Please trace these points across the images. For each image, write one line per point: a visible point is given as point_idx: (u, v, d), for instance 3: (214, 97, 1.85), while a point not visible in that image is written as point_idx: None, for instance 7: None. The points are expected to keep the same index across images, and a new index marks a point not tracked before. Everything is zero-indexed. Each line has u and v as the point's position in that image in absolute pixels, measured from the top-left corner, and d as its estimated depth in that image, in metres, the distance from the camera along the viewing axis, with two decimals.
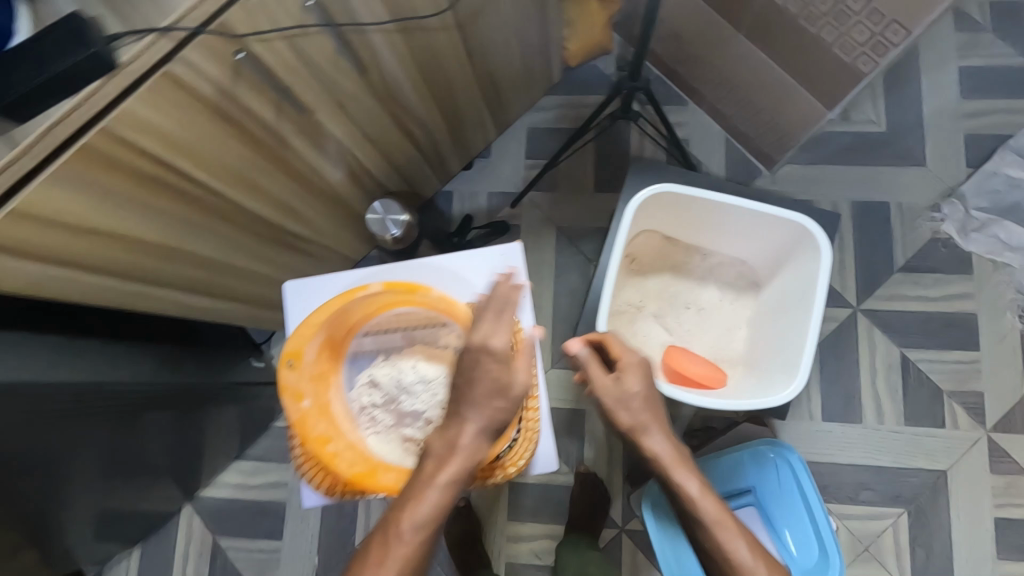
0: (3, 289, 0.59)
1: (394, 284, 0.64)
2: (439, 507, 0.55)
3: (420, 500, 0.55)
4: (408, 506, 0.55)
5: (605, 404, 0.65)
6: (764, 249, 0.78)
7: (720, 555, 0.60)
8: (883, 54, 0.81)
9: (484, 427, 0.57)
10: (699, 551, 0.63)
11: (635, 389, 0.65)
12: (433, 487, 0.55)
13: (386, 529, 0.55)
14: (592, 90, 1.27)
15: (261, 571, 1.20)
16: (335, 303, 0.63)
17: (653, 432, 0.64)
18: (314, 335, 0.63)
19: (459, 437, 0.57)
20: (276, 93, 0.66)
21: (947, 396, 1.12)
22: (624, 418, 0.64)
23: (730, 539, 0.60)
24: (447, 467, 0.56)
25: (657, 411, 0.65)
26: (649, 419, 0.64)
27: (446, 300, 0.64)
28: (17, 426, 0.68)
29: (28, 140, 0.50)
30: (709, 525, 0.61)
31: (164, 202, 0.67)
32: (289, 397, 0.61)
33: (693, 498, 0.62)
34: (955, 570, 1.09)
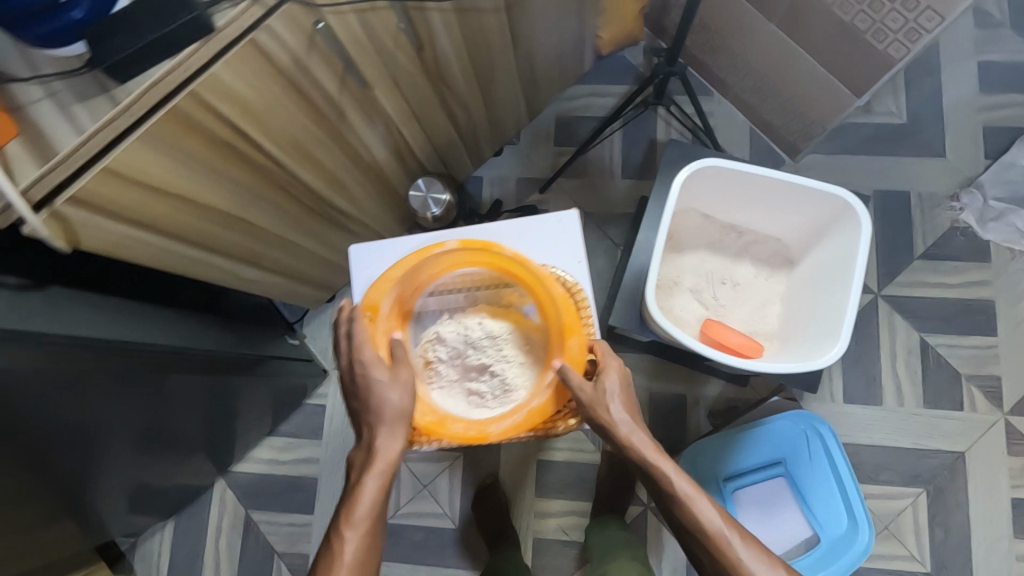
0: (86, 245, 0.62)
1: (469, 242, 0.69)
2: (373, 508, 0.58)
3: (360, 502, 0.58)
4: (353, 511, 0.58)
5: (584, 405, 0.63)
6: (800, 225, 0.82)
7: (699, 530, 0.61)
8: (916, 41, 0.84)
9: (390, 419, 0.61)
10: (680, 529, 0.63)
11: (614, 384, 0.64)
12: (367, 483, 0.59)
13: (335, 531, 0.57)
14: (621, 80, 1.30)
15: (294, 543, 1.23)
16: (411, 258, 0.68)
17: (625, 421, 0.63)
18: (389, 289, 0.68)
19: (383, 444, 0.60)
20: (343, 66, 0.69)
21: (965, 379, 1.16)
22: (600, 411, 0.63)
23: (706, 513, 0.61)
24: (373, 471, 0.59)
25: (627, 402, 0.64)
26: (620, 409, 0.63)
27: (520, 259, 0.69)
28: (97, 388, 0.70)
29: (128, 99, 0.53)
30: (683, 500, 0.61)
31: (234, 170, 0.70)
32: (364, 347, 0.66)
33: (668, 479, 0.62)
34: (972, 549, 1.11)
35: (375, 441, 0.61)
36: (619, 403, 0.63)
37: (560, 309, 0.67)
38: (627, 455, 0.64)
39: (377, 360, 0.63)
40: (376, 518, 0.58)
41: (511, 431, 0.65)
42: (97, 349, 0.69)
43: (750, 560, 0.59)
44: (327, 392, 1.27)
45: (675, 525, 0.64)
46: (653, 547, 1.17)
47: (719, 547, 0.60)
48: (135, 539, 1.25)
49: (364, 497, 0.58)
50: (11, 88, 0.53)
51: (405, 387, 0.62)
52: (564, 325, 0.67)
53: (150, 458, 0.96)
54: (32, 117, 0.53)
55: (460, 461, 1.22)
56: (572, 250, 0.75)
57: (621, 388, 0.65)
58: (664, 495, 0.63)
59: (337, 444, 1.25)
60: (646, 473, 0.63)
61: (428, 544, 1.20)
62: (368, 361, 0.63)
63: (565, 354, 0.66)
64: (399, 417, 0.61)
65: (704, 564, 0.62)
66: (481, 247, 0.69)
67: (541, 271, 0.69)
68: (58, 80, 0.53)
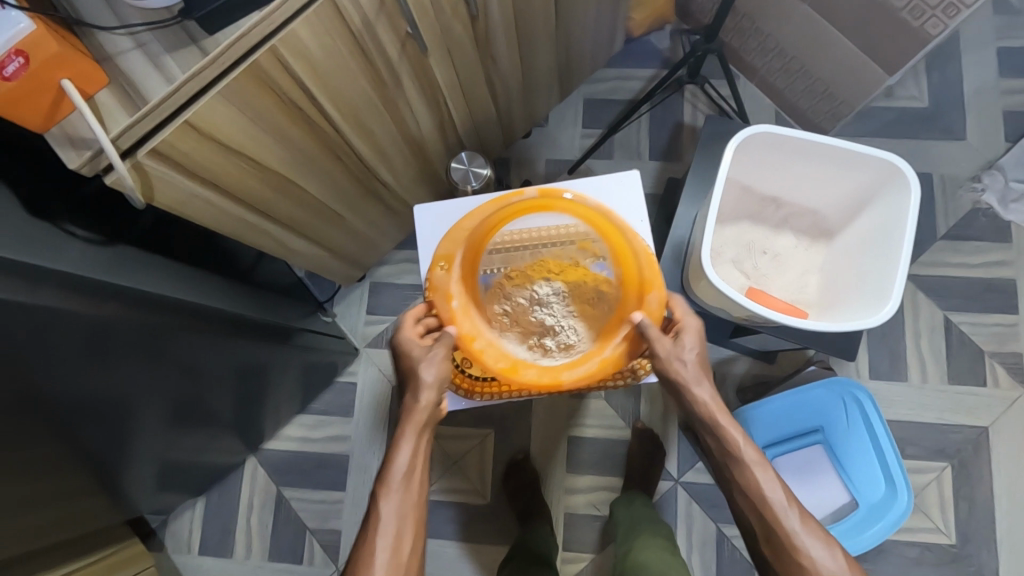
0: (160, 201, 0.63)
1: (542, 193, 0.77)
2: (407, 470, 0.61)
3: (394, 462, 0.62)
4: (389, 472, 0.61)
5: (659, 358, 0.68)
6: (842, 197, 0.85)
7: (758, 496, 0.65)
8: (954, 15, 0.86)
9: (426, 388, 0.66)
10: (736, 494, 0.67)
11: (688, 346, 0.69)
12: (402, 444, 0.63)
13: (372, 493, 0.61)
14: (648, 64, 1.32)
15: (326, 519, 1.24)
16: (489, 207, 0.77)
17: (697, 380, 0.68)
18: (462, 239, 0.76)
19: (419, 411, 0.65)
20: (406, 30, 0.71)
21: (988, 356, 1.18)
22: (674, 365, 0.68)
23: (768, 480, 0.65)
24: (408, 437, 0.63)
25: (699, 364, 0.70)
26: (692, 366, 0.69)
27: (593, 208, 0.77)
28: (167, 346, 0.70)
29: (216, 51, 0.54)
30: (748, 464, 0.66)
31: (297, 134, 0.71)
32: (440, 295, 0.73)
33: (736, 442, 0.67)
34: (996, 521, 1.14)
35: (411, 408, 0.65)
36: (691, 363, 0.69)
37: (643, 263, 0.75)
38: (696, 415, 0.69)
39: (411, 341, 0.69)
40: (413, 481, 0.61)
41: (583, 379, 0.71)
42: (157, 303, 0.68)
43: (799, 531, 0.63)
44: (357, 370, 1.28)
45: (731, 489, 0.68)
46: (682, 520, 1.18)
47: (773, 513, 0.64)
48: (165, 517, 1.25)
49: (398, 459, 0.62)
50: (99, 37, 0.54)
51: (435, 361, 0.67)
52: (645, 281, 0.74)
53: (192, 432, 0.95)
54: (122, 68, 0.54)
55: (490, 438, 1.23)
56: (634, 209, 0.81)
57: (693, 349, 0.70)
58: (728, 459, 0.67)
59: (368, 421, 1.26)
60: (716, 434, 0.68)
61: (459, 520, 1.21)
62: (408, 340, 0.69)
63: (644, 308, 0.72)
64: (431, 387, 0.66)
65: (753, 529, 0.66)
66: (559, 200, 0.77)
67: (621, 224, 0.77)
68: (146, 30, 0.54)
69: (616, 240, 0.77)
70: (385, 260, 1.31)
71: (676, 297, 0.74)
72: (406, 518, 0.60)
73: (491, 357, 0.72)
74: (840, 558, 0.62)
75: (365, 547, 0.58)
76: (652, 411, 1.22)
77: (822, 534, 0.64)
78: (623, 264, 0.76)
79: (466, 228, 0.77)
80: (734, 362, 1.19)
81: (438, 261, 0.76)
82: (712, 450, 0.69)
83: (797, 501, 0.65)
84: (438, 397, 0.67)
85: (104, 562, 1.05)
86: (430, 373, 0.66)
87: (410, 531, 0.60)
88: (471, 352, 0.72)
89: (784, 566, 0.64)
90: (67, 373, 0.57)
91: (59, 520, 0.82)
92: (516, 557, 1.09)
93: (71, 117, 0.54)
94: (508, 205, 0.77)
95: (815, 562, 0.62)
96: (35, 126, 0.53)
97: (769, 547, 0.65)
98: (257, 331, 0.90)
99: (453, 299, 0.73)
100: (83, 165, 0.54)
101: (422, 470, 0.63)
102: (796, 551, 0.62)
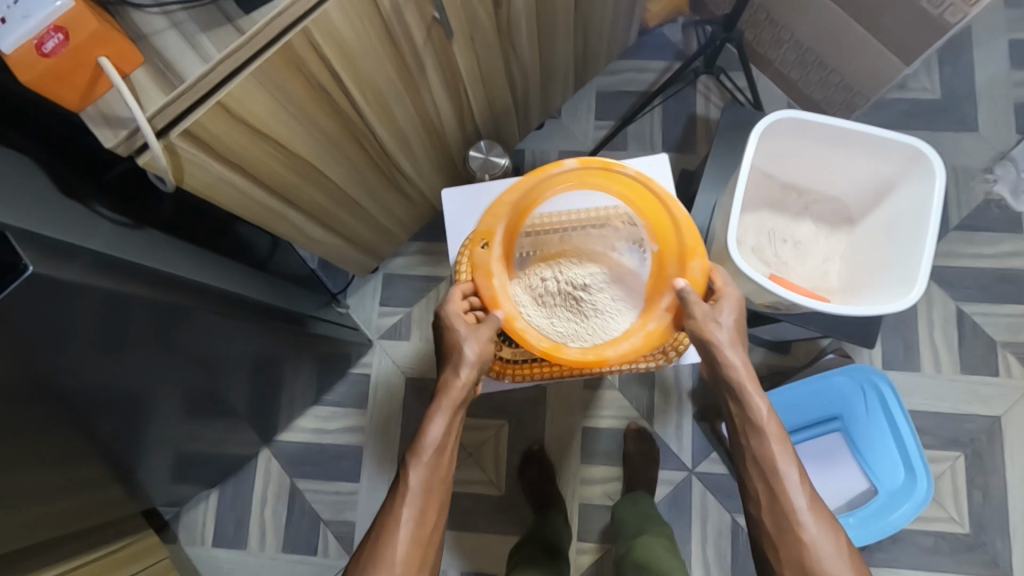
0: (191, 185, 0.64)
1: (587, 161, 0.73)
2: (438, 446, 0.63)
3: (427, 435, 0.64)
4: (421, 447, 0.63)
5: (697, 322, 0.68)
6: (864, 184, 0.88)
7: (771, 469, 0.67)
8: (973, 4, 0.85)
9: (471, 359, 0.67)
10: (748, 463, 0.69)
11: (727, 313, 0.70)
12: (434, 418, 0.65)
13: (404, 464, 0.63)
14: (661, 55, 1.32)
15: (340, 511, 1.24)
16: (529, 180, 0.73)
17: (731, 345, 0.69)
18: (505, 213, 0.73)
19: (457, 388, 0.66)
20: (433, 14, 0.70)
21: (1001, 346, 1.19)
22: (708, 327, 0.68)
23: (783, 454, 0.67)
24: (440, 412, 0.65)
25: (735, 332, 0.70)
26: (727, 334, 0.69)
27: (642, 176, 0.73)
28: (192, 329, 0.69)
29: (251, 30, 0.54)
30: (767, 436, 0.68)
31: (323, 119, 0.71)
32: (482, 273, 0.72)
33: (759, 412, 0.68)
34: (1011, 511, 1.14)
35: (448, 383, 0.67)
36: (727, 329, 0.70)
37: (683, 229, 0.72)
38: (724, 380, 0.70)
39: (457, 315, 0.70)
40: (442, 456, 0.63)
41: (629, 355, 0.69)
42: (184, 286, 0.68)
43: (803, 508, 0.64)
44: (371, 361, 1.28)
45: (744, 458, 0.70)
46: (697, 510, 1.18)
47: (782, 486, 0.66)
48: (178, 509, 1.25)
49: (431, 434, 0.64)
50: (133, 16, 0.54)
51: (480, 340, 0.68)
52: (689, 247, 0.72)
53: (211, 422, 0.95)
54: (156, 47, 0.54)
55: (504, 429, 1.24)
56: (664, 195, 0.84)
57: (730, 319, 0.71)
58: (748, 428, 0.69)
59: (382, 413, 1.26)
60: (741, 402, 0.69)
61: (474, 511, 1.21)
62: (453, 313, 0.70)
63: (687, 276, 0.71)
64: (470, 365, 0.67)
65: (757, 500, 0.67)
66: (601, 167, 0.74)
67: (665, 191, 0.73)
68: (181, 10, 0.54)
69: (659, 207, 0.74)
70: (399, 252, 1.31)
71: (716, 267, 0.74)
72: (431, 491, 0.62)
73: (534, 337, 0.69)
74: (840, 538, 0.63)
75: (392, 517, 0.61)
76: (665, 403, 1.22)
77: (824, 514, 0.65)
78: (664, 234, 0.74)
79: (508, 202, 0.73)
80: (749, 352, 1.19)
81: (477, 238, 0.73)
82: (734, 417, 0.70)
83: (805, 479, 0.67)
84: (478, 374, 0.68)
85: (121, 552, 1.04)
86: (472, 350, 0.67)
87: (435, 503, 0.62)
88: (514, 332, 0.69)
89: (783, 542, 0.65)
90: (85, 361, 0.55)
91: (78, 508, 0.82)
92: (530, 542, 1.08)
93: (106, 96, 0.54)
94: (548, 175, 0.73)
95: (814, 538, 0.63)
96: (71, 105, 0.53)
97: (771, 519, 0.66)
98: (275, 316, 0.90)
99: (494, 278, 0.71)
100: (119, 145, 0.55)
101: (451, 445, 0.65)
102: (798, 527, 0.64)
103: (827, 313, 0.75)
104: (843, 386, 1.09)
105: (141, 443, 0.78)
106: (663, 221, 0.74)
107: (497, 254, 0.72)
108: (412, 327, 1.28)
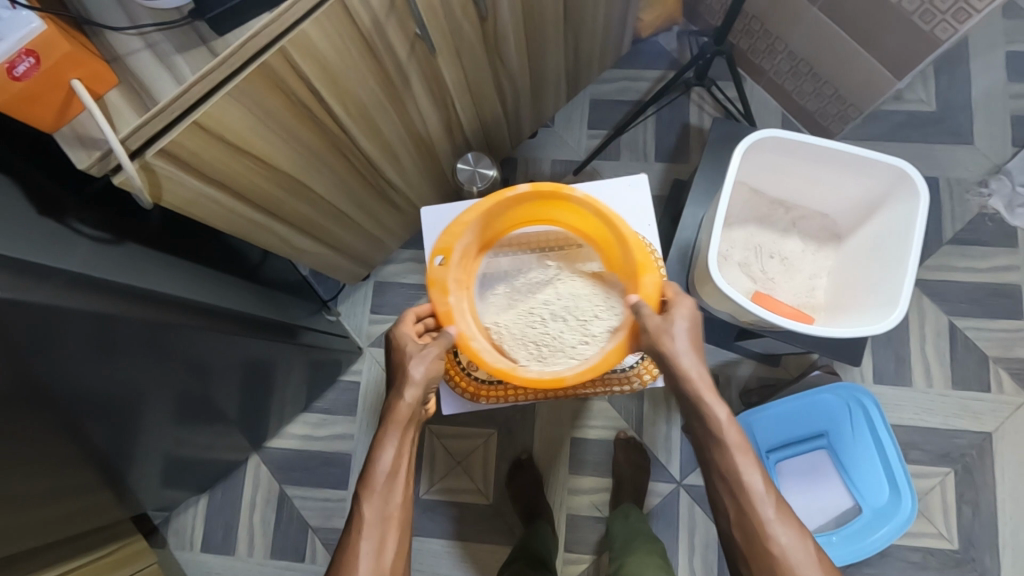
0: (169, 202, 0.64)
1: (541, 185, 0.73)
2: (389, 471, 0.62)
3: (377, 463, 0.62)
4: (373, 473, 0.62)
5: (649, 333, 0.67)
6: (851, 200, 0.88)
7: (737, 481, 0.65)
8: (964, 21, 0.84)
9: (416, 381, 0.66)
10: (715, 475, 0.67)
11: (679, 323, 0.68)
12: (387, 444, 0.63)
13: (356, 493, 0.62)
14: (656, 64, 1.31)
15: (329, 518, 1.24)
16: (486, 203, 0.72)
17: (684, 352, 0.67)
18: (463, 233, 0.73)
19: (403, 409, 0.65)
20: (415, 31, 0.70)
21: (993, 361, 1.18)
22: (663, 339, 0.67)
23: (747, 466, 0.65)
24: (389, 437, 0.64)
25: (690, 341, 0.68)
26: (683, 343, 0.67)
27: (591, 199, 0.73)
28: (185, 345, 0.70)
29: (226, 52, 0.55)
30: (730, 448, 0.66)
31: (305, 134, 0.71)
32: (438, 291, 0.72)
33: (719, 422, 0.66)
34: (999, 527, 1.13)
35: (393, 406, 0.65)
36: (682, 338, 0.67)
37: (633, 247, 0.72)
38: (682, 388, 0.68)
39: (407, 336, 0.70)
40: (394, 483, 0.62)
41: (588, 374, 0.69)
42: (173, 303, 0.68)
43: (772, 519, 0.63)
44: (361, 369, 1.28)
45: (710, 469, 0.68)
46: (684, 522, 1.18)
47: (749, 496, 0.64)
48: (168, 513, 1.26)
49: (382, 460, 0.62)
50: (109, 37, 0.55)
51: (427, 360, 0.67)
52: (638, 263, 0.72)
53: (200, 430, 0.95)
54: (131, 68, 0.55)
55: (494, 438, 1.24)
56: (643, 215, 0.84)
57: (685, 330, 0.68)
58: (710, 440, 0.67)
59: (371, 420, 1.26)
60: (697, 410, 0.67)
61: (462, 520, 1.22)
62: (404, 334, 0.70)
63: (640, 290, 0.71)
64: (416, 386, 0.66)
65: (727, 512, 0.66)
66: (552, 190, 0.74)
67: (613, 211, 0.73)
68: (156, 31, 0.55)
69: (611, 226, 0.74)
70: (391, 259, 1.31)
71: (671, 283, 0.72)
72: (388, 520, 0.61)
73: (489, 358, 0.70)
74: (810, 549, 0.62)
75: (348, 550, 0.59)
76: (655, 413, 1.22)
77: (795, 525, 0.64)
78: (620, 254, 0.75)
79: (465, 223, 0.73)
80: (740, 364, 1.18)
81: (435, 254, 0.73)
82: (696, 430, 0.68)
83: (774, 491, 0.65)
84: (424, 395, 0.67)
85: (112, 556, 1.05)
86: (418, 371, 0.67)
87: (394, 533, 0.61)
88: (469, 352, 0.70)
89: (753, 553, 0.64)
90: (76, 364, 0.56)
91: (64, 518, 0.82)
92: (519, 558, 1.07)
93: (80, 117, 0.54)
94: (502, 200, 0.73)
95: (784, 551, 0.62)
96: (45, 126, 0.53)
97: (741, 532, 0.65)
98: (263, 323, 0.90)
99: (449, 296, 0.72)
100: (93, 165, 0.55)
101: (404, 471, 0.63)
102: (766, 539, 0.63)
103: (805, 334, 0.75)
104: (830, 402, 1.09)
105: (125, 453, 0.78)
106: (617, 243, 0.75)
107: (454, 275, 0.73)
108: None
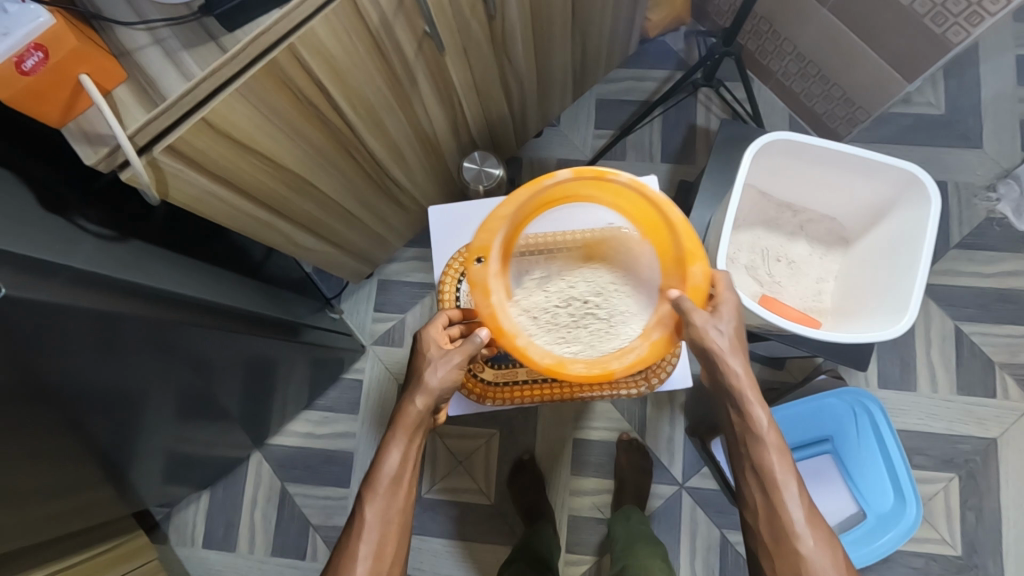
0: (176, 200, 0.63)
1: (582, 171, 0.71)
2: (394, 476, 0.62)
3: (382, 468, 0.62)
4: (377, 476, 0.62)
5: (694, 328, 0.65)
6: (860, 205, 0.88)
7: (770, 481, 0.65)
8: (977, 24, 0.84)
9: (428, 388, 0.64)
10: (747, 473, 0.67)
11: (724, 321, 0.66)
12: (392, 450, 0.63)
13: (360, 494, 0.62)
14: (663, 64, 1.31)
15: (329, 517, 1.24)
16: (524, 193, 0.70)
17: (732, 352, 0.66)
18: (500, 226, 0.70)
19: (412, 415, 0.64)
20: (424, 29, 0.70)
21: (999, 367, 1.17)
22: (708, 334, 0.65)
23: (782, 465, 0.64)
24: (396, 443, 0.63)
25: (734, 337, 0.67)
26: (727, 338, 0.66)
27: (635, 181, 0.71)
28: (187, 342, 0.70)
29: (236, 48, 0.54)
30: (767, 446, 0.65)
31: (312, 133, 0.70)
32: (478, 290, 0.68)
33: (759, 423, 0.65)
34: (1004, 534, 1.13)
35: (404, 411, 0.64)
36: (727, 336, 0.66)
37: (682, 232, 0.69)
38: (725, 387, 0.67)
39: (431, 340, 0.68)
40: (398, 489, 0.62)
41: (635, 366, 0.66)
42: (176, 300, 0.68)
43: (800, 521, 0.63)
44: (364, 367, 1.28)
45: (742, 465, 0.67)
46: (686, 524, 1.18)
47: (780, 496, 0.64)
48: (169, 509, 1.26)
49: (387, 466, 0.62)
50: (117, 32, 0.54)
51: (448, 366, 0.65)
52: (688, 252, 0.68)
53: (202, 427, 0.95)
54: (139, 64, 0.54)
55: (496, 438, 1.23)
56: None
57: (730, 326, 0.67)
58: (747, 438, 0.66)
59: (374, 419, 1.26)
60: (739, 406, 0.66)
61: (463, 520, 1.21)
62: (429, 337, 0.68)
63: (689, 282, 0.68)
64: (429, 392, 0.64)
65: (754, 509, 0.66)
66: (595, 176, 0.72)
67: (660, 196, 0.71)
68: (165, 26, 0.54)
69: (658, 212, 0.71)
70: (394, 257, 1.31)
71: (720, 273, 0.70)
72: (389, 525, 0.61)
73: (537, 354, 0.66)
74: (836, 553, 0.62)
75: (348, 551, 0.60)
76: (658, 415, 1.21)
77: (820, 528, 0.63)
78: (664, 240, 0.72)
79: (504, 216, 0.70)
80: None
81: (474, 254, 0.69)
82: (732, 425, 0.67)
83: (805, 493, 0.65)
84: (437, 403, 0.65)
85: (114, 551, 1.05)
86: (434, 378, 0.65)
87: (395, 533, 0.61)
88: (516, 350, 0.66)
89: (781, 554, 0.63)
90: (77, 362, 0.55)
91: (66, 514, 0.82)
92: (519, 560, 1.07)
93: (87, 113, 0.54)
94: (541, 187, 0.71)
95: (810, 553, 0.62)
96: (52, 121, 0.53)
97: (769, 529, 0.64)
98: (267, 320, 0.90)
99: (492, 294, 0.68)
100: (100, 161, 0.54)
101: (410, 477, 0.63)
102: (796, 539, 0.62)
103: (815, 339, 0.75)
104: (836, 406, 1.09)
105: (128, 450, 0.78)
106: (663, 228, 0.72)
107: (495, 270, 0.69)
108: (405, 333, 1.28)
